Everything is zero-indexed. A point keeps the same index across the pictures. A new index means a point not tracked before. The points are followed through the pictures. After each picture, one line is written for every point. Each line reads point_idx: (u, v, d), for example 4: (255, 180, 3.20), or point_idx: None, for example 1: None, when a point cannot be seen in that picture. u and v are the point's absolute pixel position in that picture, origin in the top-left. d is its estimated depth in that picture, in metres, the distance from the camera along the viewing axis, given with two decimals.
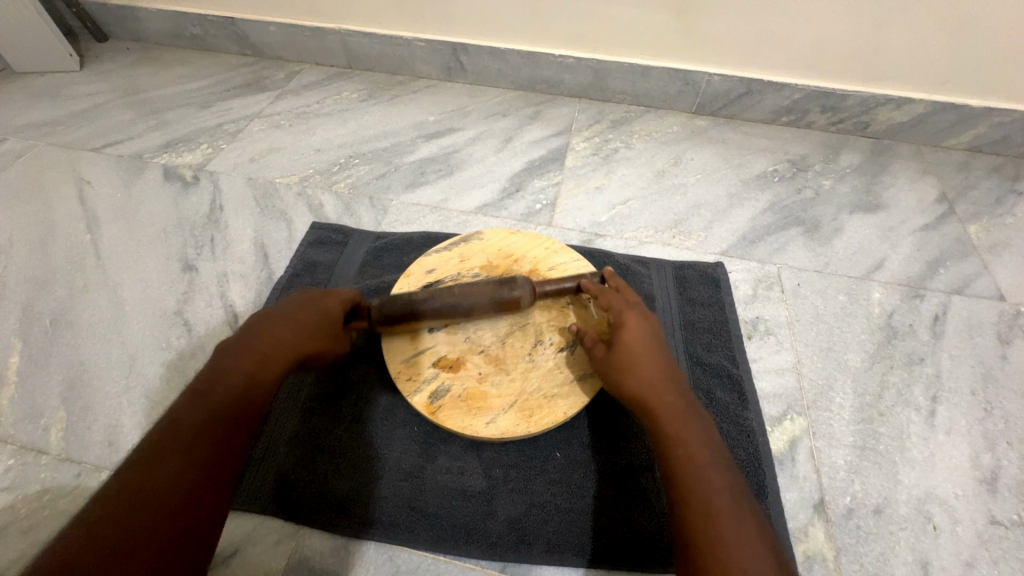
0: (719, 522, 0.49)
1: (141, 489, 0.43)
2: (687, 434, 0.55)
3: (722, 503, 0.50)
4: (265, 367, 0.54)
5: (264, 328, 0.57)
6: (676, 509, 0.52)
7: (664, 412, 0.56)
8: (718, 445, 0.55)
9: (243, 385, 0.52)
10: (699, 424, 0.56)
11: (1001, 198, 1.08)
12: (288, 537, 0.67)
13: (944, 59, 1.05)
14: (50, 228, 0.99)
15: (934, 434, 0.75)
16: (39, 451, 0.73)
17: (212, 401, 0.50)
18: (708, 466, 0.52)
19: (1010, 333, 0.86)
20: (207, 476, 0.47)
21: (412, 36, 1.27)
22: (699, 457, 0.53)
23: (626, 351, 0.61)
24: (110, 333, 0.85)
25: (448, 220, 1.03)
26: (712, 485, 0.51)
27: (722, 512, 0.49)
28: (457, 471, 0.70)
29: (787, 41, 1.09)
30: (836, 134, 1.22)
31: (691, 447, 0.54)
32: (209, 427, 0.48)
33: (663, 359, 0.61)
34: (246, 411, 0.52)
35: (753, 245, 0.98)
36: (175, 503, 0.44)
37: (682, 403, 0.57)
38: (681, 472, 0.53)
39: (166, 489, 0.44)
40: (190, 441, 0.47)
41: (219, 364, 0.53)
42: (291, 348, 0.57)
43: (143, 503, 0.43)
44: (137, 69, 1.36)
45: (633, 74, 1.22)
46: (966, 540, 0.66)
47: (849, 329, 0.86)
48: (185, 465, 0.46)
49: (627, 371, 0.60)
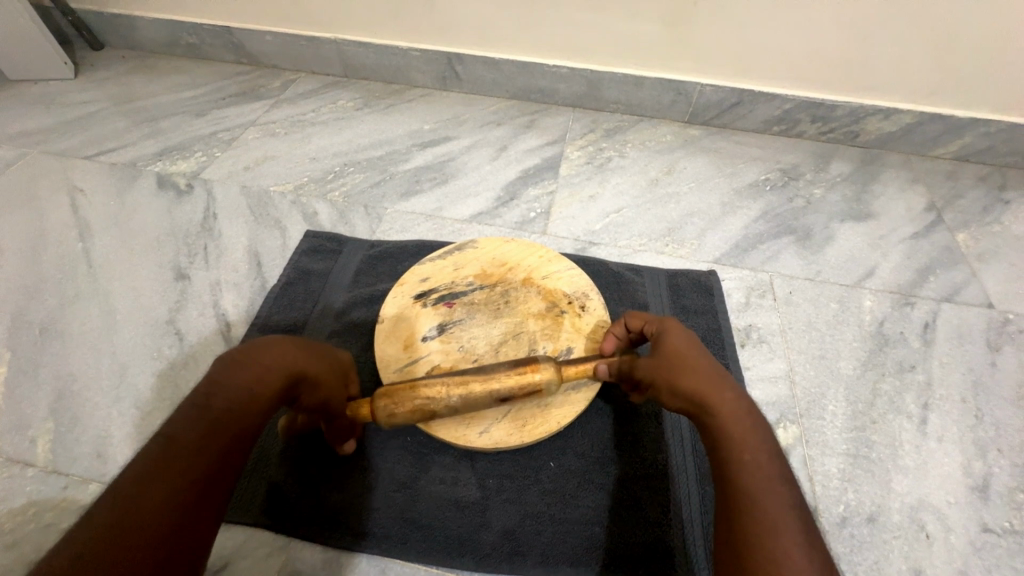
0: (785, 537, 0.43)
1: (128, 517, 0.39)
2: (749, 440, 0.49)
3: (788, 519, 0.44)
4: (266, 380, 0.49)
5: (268, 342, 0.52)
6: (728, 522, 0.46)
7: (725, 415, 0.51)
8: (781, 457, 0.50)
9: (241, 400, 0.47)
10: (760, 432, 0.51)
11: (989, 206, 1.09)
12: (279, 549, 0.66)
13: (931, 70, 1.07)
14: (42, 236, 0.98)
15: (926, 441, 0.75)
16: (26, 463, 0.72)
17: (209, 417, 0.45)
18: (774, 479, 0.47)
19: (999, 341, 0.87)
20: (198, 500, 0.42)
21: (409, 46, 1.28)
22: (761, 467, 0.48)
23: (678, 354, 0.57)
24: (100, 343, 0.84)
25: (443, 228, 1.03)
26: (775, 497, 0.46)
27: (788, 526, 0.44)
28: (451, 482, 0.70)
29: (777, 53, 1.10)
30: (826, 143, 1.23)
31: (755, 454, 0.49)
32: (205, 446, 0.44)
33: (720, 367, 0.56)
34: (244, 428, 0.47)
35: (746, 253, 0.99)
36: (163, 532, 0.39)
37: (743, 410, 0.52)
38: (739, 480, 0.47)
39: (154, 516, 0.40)
40: (184, 461, 0.43)
41: (217, 376, 0.48)
42: (295, 363, 0.51)
43: (128, 533, 0.38)
44: (132, 78, 1.37)
45: (627, 84, 1.23)
46: (958, 549, 0.67)
47: (841, 336, 0.86)
48: (178, 487, 0.42)
49: (683, 371, 0.55)
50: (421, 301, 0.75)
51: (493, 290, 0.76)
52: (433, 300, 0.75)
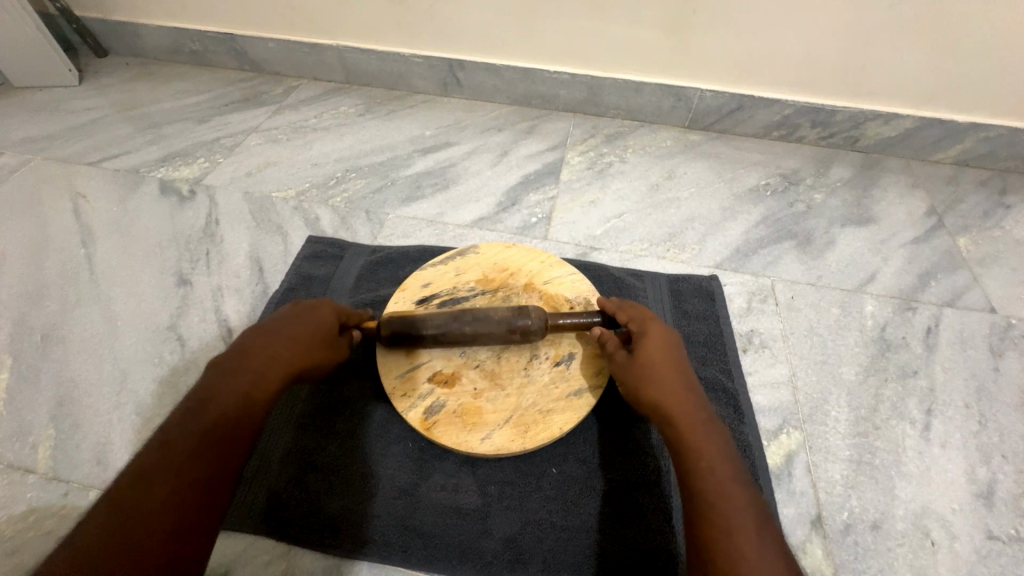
0: (744, 538, 0.47)
1: (131, 516, 0.43)
2: (710, 448, 0.53)
3: (744, 518, 0.48)
4: (260, 384, 0.53)
5: (259, 346, 0.56)
6: (692, 525, 0.50)
7: (685, 427, 0.55)
8: (736, 460, 0.54)
9: (236, 403, 0.51)
10: (718, 438, 0.55)
11: (990, 211, 1.09)
12: (280, 557, 0.65)
13: (930, 76, 1.07)
14: (45, 242, 0.98)
15: (929, 447, 0.75)
16: (27, 470, 0.72)
17: (204, 421, 0.49)
18: (730, 481, 0.51)
19: (1002, 345, 0.86)
20: (198, 498, 0.46)
21: (410, 52, 1.29)
22: (722, 473, 0.52)
23: (647, 362, 0.60)
24: (102, 348, 0.84)
25: (444, 234, 1.03)
26: (735, 500, 0.50)
27: (743, 525, 0.48)
28: (452, 489, 0.70)
29: (777, 60, 1.11)
30: (827, 148, 1.23)
31: (712, 460, 0.53)
32: (201, 447, 0.48)
33: (683, 371, 0.60)
34: (239, 430, 0.51)
35: (747, 258, 0.99)
36: (165, 528, 0.43)
37: (702, 418, 0.56)
38: (704, 485, 0.51)
39: (155, 513, 0.43)
40: (182, 461, 0.46)
41: (211, 380, 0.52)
42: (284, 370, 0.56)
43: (132, 530, 0.42)
44: (136, 84, 1.37)
45: (628, 90, 1.23)
46: (963, 556, 0.66)
47: (843, 342, 0.86)
48: (177, 487, 0.45)
49: (645, 379, 0.59)
50: (422, 306, 0.75)
51: (494, 295, 0.76)
52: (435, 306, 0.75)
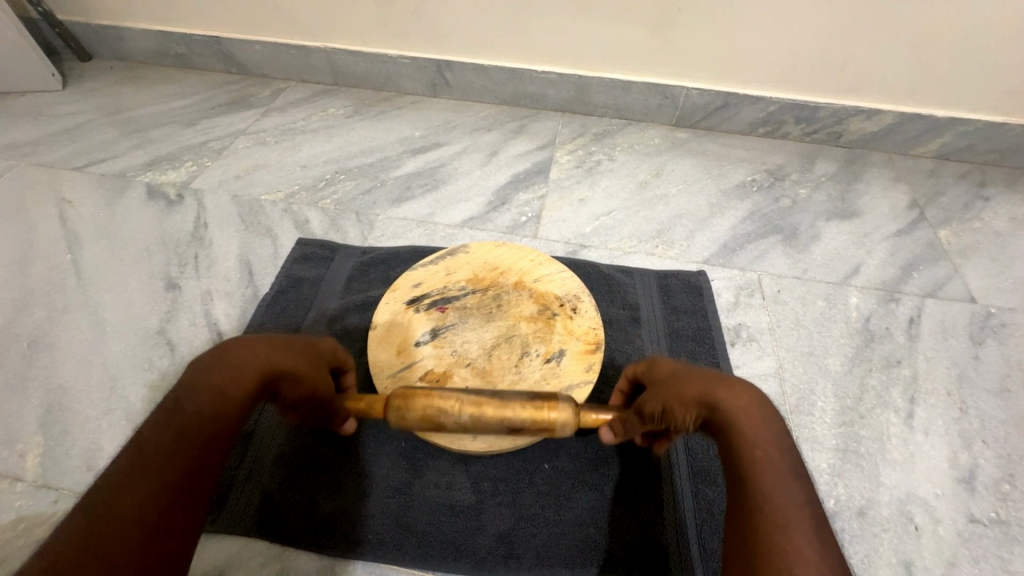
0: (796, 539, 0.42)
1: (107, 521, 0.38)
2: (759, 433, 0.48)
3: (802, 519, 0.43)
4: (236, 382, 0.48)
5: (238, 343, 0.51)
6: (742, 521, 0.45)
7: (740, 417, 0.49)
8: (793, 449, 0.48)
9: (211, 403, 0.46)
10: (773, 424, 0.49)
11: (969, 203, 1.11)
12: (273, 559, 0.65)
13: (909, 72, 1.09)
14: (30, 248, 0.98)
15: (913, 434, 0.76)
16: (15, 477, 0.71)
17: (178, 421, 0.44)
18: (788, 475, 0.45)
19: (982, 334, 0.88)
20: (173, 501, 0.41)
21: (398, 53, 1.29)
22: (773, 464, 0.46)
23: (680, 370, 0.56)
24: (90, 354, 0.84)
25: (434, 234, 1.03)
26: (790, 499, 0.44)
27: (800, 525, 0.42)
28: (445, 486, 0.70)
29: (761, 57, 1.12)
30: (811, 144, 1.25)
31: (769, 453, 0.47)
32: (176, 449, 0.43)
33: (718, 373, 0.55)
34: (220, 430, 0.46)
35: (734, 253, 1.00)
36: (141, 534, 0.39)
37: (755, 403, 0.50)
38: (754, 479, 0.46)
39: (128, 520, 0.39)
40: (156, 467, 0.42)
41: (186, 379, 0.47)
42: (262, 362, 0.51)
43: (102, 539, 0.37)
44: (122, 88, 1.36)
45: (614, 88, 1.24)
46: (946, 540, 0.68)
47: (829, 334, 0.88)
48: (151, 491, 0.41)
49: (686, 377, 0.54)
50: (414, 306, 0.76)
51: (485, 294, 0.77)
52: (426, 306, 0.76)
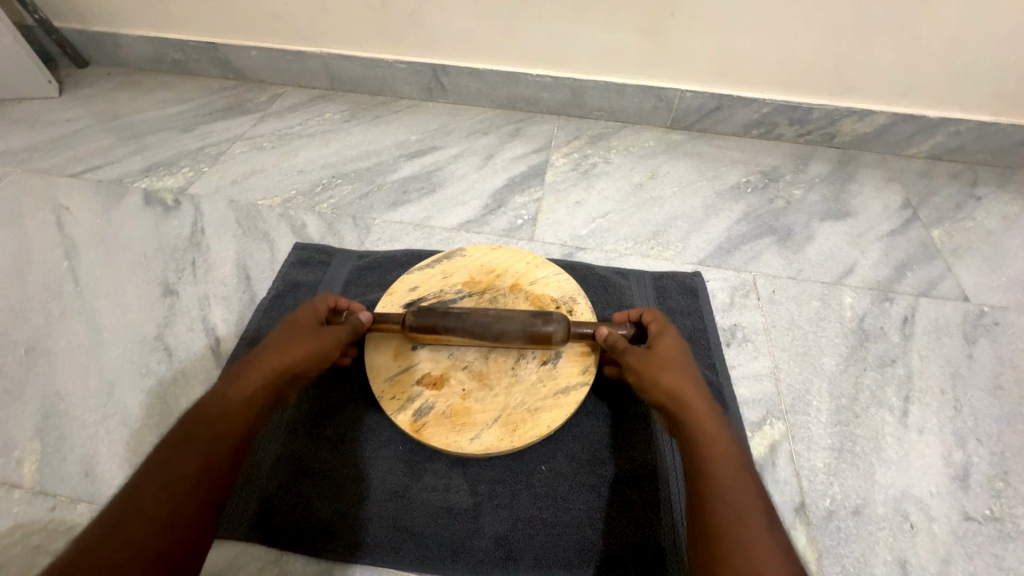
0: (744, 522, 0.49)
1: (128, 510, 0.46)
2: (717, 436, 0.56)
3: (748, 508, 0.51)
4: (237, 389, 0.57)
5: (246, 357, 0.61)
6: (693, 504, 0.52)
7: (701, 418, 0.57)
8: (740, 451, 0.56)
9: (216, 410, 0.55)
10: (724, 427, 0.58)
11: (962, 203, 1.12)
12: (272, 563, 0.65)
13: (900, 73, 1.10)
14: (26, 255, 0.98)
15: (907, 433, 0.77)
16: (12, 484, 0.71)
17: (188, 427, 0.53)
18: (737, 471, 0.54)
19: (975, 333, 0.89)
20: (188, 490, 0.49)
21: (394, 58, 1.29)
22: (728, 460, 0.54)
23: (664, 357, 0.63)
24: (87, 360, 0.84)
25: (431, 237, 1.04)
26: (741, 491, 0.52)
27: (749, 513, 0.50)
28: (443, 489, 0.70)
29: (753, 60, 1.13)
30: (805, 145, 1.26)
31: (723, 449, 0.55)
32: (185, 448, 0.51)
33: (691, 368, 0.63)
34: (225, 429, 0.54)
35: (728, 254, 1.01)
36: (158, 519, 0.47)
37: (711, 408, 0.59)
38: (711, 471, 0.53)
39: (146, 509, 0.47)
40: (171, 464, 0.50)
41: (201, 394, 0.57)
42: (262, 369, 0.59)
43: (129, 524, 0.45)
44: (118, 95, 1.37)
45: (609, 91, 1.25)
46: (941, 537, 0.68)
47: (824, 333, 0.88)
48: (166, 483, 0.49)
49: (665, 368, 0.62)
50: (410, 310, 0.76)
51: (481, 297, 0.77)
52: None
